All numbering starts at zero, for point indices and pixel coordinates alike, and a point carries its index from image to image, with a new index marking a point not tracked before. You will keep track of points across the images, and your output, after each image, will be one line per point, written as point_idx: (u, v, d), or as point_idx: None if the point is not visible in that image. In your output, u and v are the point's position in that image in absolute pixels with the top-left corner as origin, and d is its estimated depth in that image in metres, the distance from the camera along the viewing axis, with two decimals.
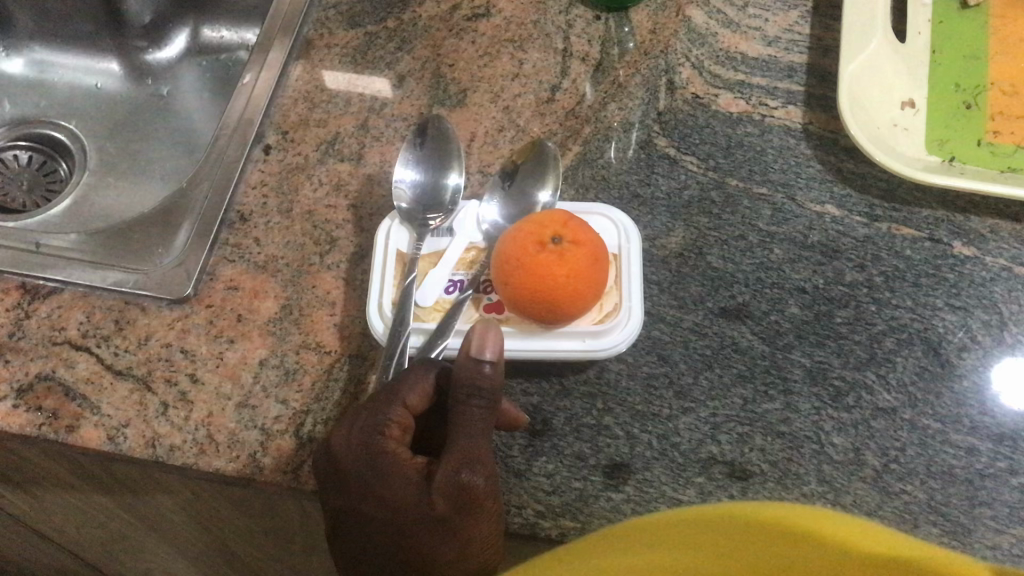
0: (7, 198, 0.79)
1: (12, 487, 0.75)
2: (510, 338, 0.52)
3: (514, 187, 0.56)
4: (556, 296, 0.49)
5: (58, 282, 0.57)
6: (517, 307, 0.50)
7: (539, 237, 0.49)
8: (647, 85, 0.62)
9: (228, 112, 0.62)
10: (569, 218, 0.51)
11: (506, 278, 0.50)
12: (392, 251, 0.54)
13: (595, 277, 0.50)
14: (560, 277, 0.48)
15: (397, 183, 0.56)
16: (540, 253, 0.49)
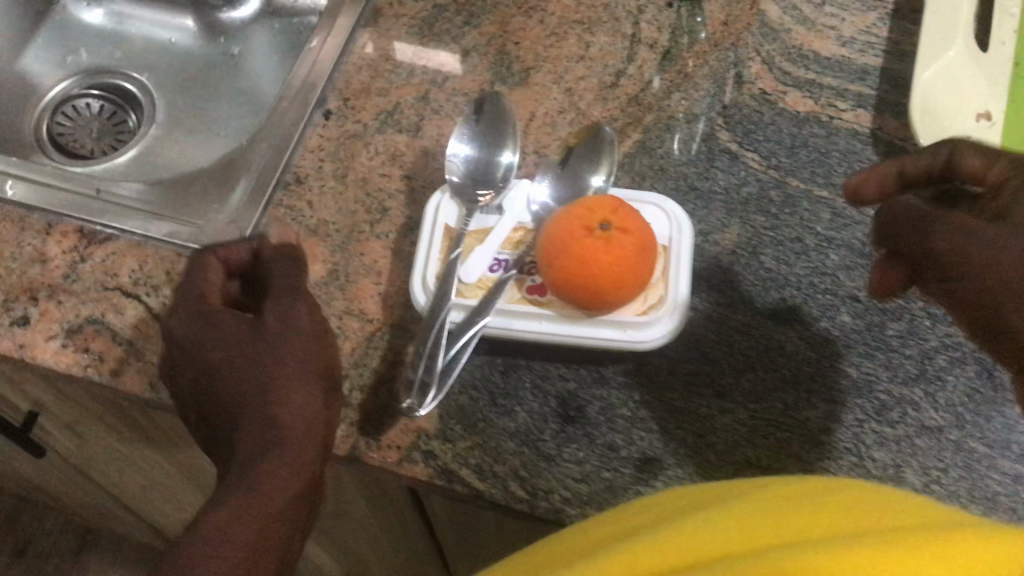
0: (77, 144, 0.84)
1: (60, 426, 0.77)
2: (551, 321, 0.51)
3: (567, 171, 0.56)
4: (599, 284, 0.48)
5: (114, 230, 0.58)
6: (561, 292, 0.50)
7: (587, 223, 0.49)
8: (714, 78, 0.61)
9: (292, 75, 0.62)
10: (619, 205, 0.50)
11: (550, 262, 0.49)
12: (440, 225, 0.54)
13: (643, 267, 0.49)
14: (605, 265, 0.48)
15: (451, 156, 0.55)
16: (587, 238, 0.48)
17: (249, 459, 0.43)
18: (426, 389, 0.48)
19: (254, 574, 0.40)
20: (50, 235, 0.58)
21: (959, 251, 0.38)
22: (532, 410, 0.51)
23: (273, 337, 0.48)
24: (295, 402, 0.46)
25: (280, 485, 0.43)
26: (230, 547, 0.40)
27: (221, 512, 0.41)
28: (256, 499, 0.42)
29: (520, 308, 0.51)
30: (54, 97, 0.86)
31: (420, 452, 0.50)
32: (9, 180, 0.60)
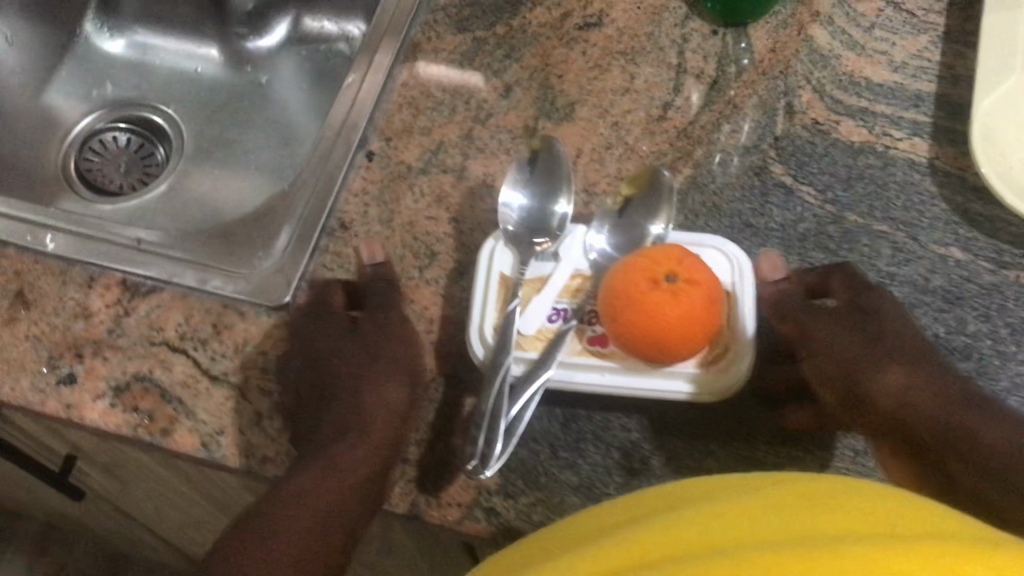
0: (105, 179, 0.83)
1: (98, 469, 0.76)
2: (612, 372, 0.51)
3: (624, 219, 0.55)
4: (667, 338, 0.48)
5: (159, 281, 0.57)
6: (626, 343, 0.49)
7: (653, 274, 0.48)
8: (764, 108, 0.60)
9: (331, 116, 0.61)
10: (685, 256, 0.50)
11: (615, 315, 0.49)
12: (495, 275, 0.53)
13: (709, 318, 0.49)
14: (674, 318, 0.47)
15: (505, 205, 0.55)
16: (653, 290, 0.48)
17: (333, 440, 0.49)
18: (489, 449, 0.47)
19: (320, 540, 0.46)
20: (93, 288, 0.57)
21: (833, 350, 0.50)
22: (594, 462, 0.51)
23: (373, 336, 0.52)
24: (385, 400, 0.50)
25: (358, 463, 0.48)
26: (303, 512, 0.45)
27: (302, 482, 0.46)
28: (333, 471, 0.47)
29: (581, 360, 0.51)
30: (80, 132, 0.85)
31: (481, 508, 0.50)
32: (48, 232, 0.59)
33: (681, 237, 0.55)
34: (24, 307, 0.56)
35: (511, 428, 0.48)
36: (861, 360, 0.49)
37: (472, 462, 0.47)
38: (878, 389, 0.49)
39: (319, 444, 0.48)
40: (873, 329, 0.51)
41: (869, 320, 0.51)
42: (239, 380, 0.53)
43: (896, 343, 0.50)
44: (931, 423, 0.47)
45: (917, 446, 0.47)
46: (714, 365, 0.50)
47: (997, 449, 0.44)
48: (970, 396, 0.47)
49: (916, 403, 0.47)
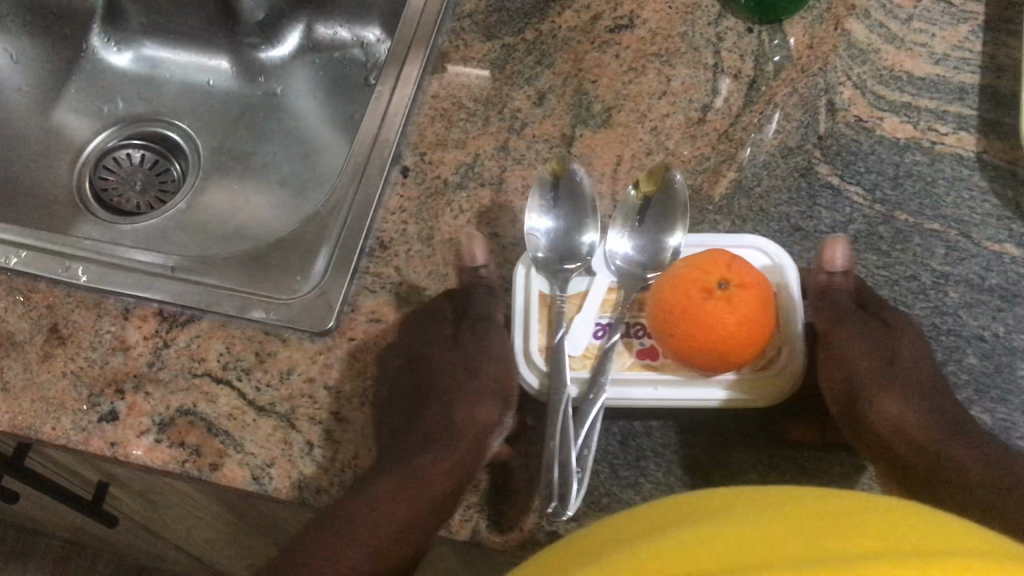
0: (121, 198, 0.81)
1: (132, 495, 0.75)
2: (665, 385, 0.49)
3: (645, 222, 0.53)
4: (727, 348, 0.46)
5: (197, 310, 0.56)
6: (680, 354, 0.47)
7: (704, 283, 0.46)
8: (806, 106, 0.58)
9: (362, 132, 0.60)
10: (732, 260, 0.47)
11: (670, 330, 0.47)
12: (535, 294, 0.53)
13: (764, 323, 0.47)
14: (733, 327, 0.45)
15: (531, 231, 0.53)
16: (706, 300, 0.45)
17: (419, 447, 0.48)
18: (564, 490, 0.46)
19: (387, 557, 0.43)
20: (129, 319, 0.56)
21: (834, 357, 0.48)
22: (656, 481, 0.50)
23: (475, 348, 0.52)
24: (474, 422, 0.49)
25: (442, 474, 0.47)
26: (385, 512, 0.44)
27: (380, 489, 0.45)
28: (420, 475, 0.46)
29: (634, 375, 0.50)
30: (93, 151, 0.83)
31: (545, 533, 0.48)
32: (79, 264, 0.58)
33: (710, 238, 0.53)
34: (61, 343, 0.55)
35: (581, 461, 0.47)
36: (872, 375, 0.47)
37: (551, 504, 0.45)
38: (886, 408, 0.46)
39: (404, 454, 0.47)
40: (888, 348, 0.48)
41: (890, 337, 0.49)
42: (286, 409, 0.52)
43: (910, 365, 0.48)
44: (915, 447, 0.44)
45: (902, 472, 0.45)
46: (765, 369, 0.49)
47: (976, 480, 0.42)
48: (962, 425, 0.45)
49: (922, 429, 0.45)
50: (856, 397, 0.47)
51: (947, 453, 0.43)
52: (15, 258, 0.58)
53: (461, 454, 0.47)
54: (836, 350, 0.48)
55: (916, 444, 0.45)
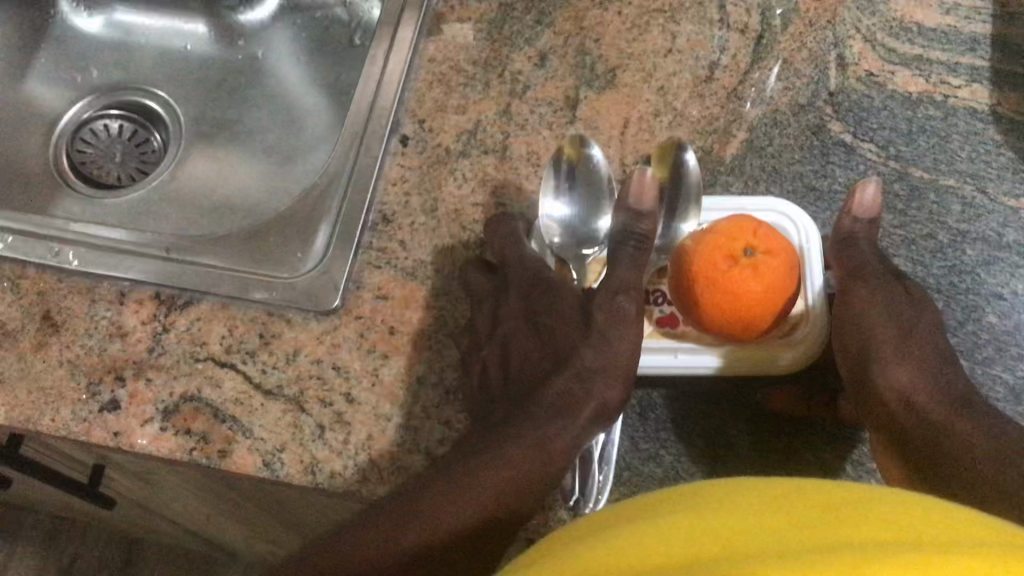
0: (101, 171, 0.78)
1: (131, 477, 0.73)
2: (685, 353, 0.49)
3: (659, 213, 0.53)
4: (750, 317, 0.45)
5: (196, 292, 0.54)
6: (704, 323, 0.47)
7: (730, 250, 0.45)
8: (814, 61, 0.57)
9: (358, 101, 0.58)
10: (759, 225, 0.46)
11: (693, 299, 0.46)
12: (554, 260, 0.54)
13: (789, 290, 0.46)
14: (755, 296, 0.45)
15: (545, 217, 0.53)
16: (733, 269, 0.44)
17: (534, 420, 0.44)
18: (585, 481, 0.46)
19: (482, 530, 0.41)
20: (125, 304, 0.54)
21: (850, 324, 0.48)
22: (678, 453, 0.50)
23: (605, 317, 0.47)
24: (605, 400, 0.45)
25: (560, 452, 0.43)
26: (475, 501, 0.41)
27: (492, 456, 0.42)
28: (533, 458, 0.42)
29: (654, 343, 0.50)
30: (68, 123, 0.80)
31: None
32: (69, 247, 0.56)
33: (727, 202, 0.53)
34: (55, 331, 0.53)
35: (604, 448, 0.48)
36: (891, 342, 0.46)
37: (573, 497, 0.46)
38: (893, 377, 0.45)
39: (531, 422, 0.43)
40: (908, 318, 0.48)
41: (909, 306, 0.48)
42: (296, 392, 0.51)
43: (926, 337, 0.47)
44: (921, 418, 0.43)
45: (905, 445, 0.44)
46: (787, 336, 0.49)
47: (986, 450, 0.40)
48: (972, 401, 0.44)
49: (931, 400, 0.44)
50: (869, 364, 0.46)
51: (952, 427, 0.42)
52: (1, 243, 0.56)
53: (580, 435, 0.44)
54: (852, 318, 0.48)
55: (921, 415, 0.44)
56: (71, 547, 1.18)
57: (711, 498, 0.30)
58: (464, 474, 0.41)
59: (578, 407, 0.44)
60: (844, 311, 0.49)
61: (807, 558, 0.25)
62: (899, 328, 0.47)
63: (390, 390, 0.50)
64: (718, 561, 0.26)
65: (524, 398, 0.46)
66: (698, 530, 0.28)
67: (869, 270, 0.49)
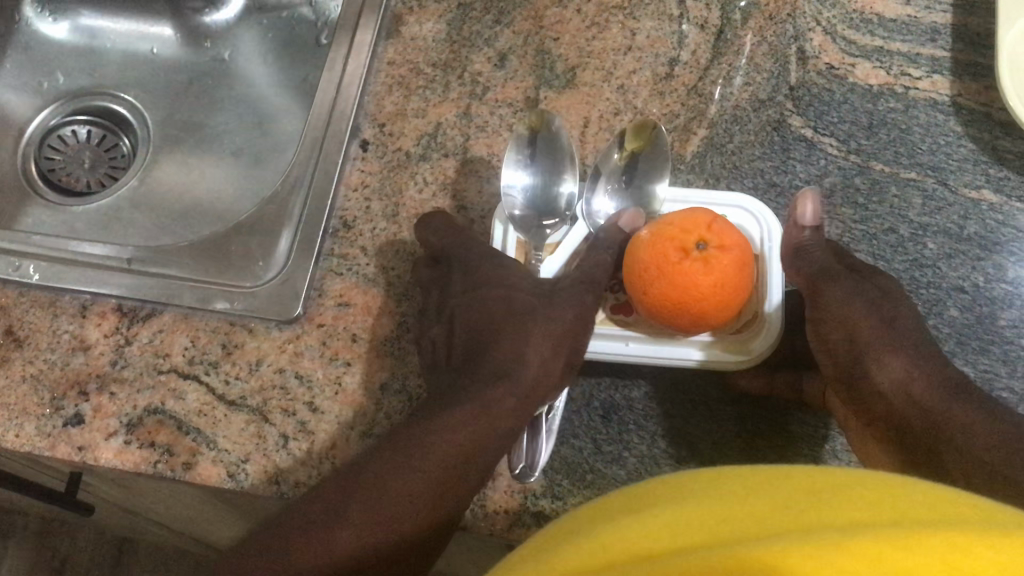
0: (70, 177, 0.78)
1: (110, 483, 0.73)
2: (636, 343, 0.50)
3: (631, 183, 0.53)
4: (701, 307, 0.45)
5: (158, 303, 0.54)
6: (655, 314, 0.47)
7: (682, 242, 0.45)
8: (775, 56, 0.56)
9: (317, 106, 0.58)
10: (714, 220, 0.46)
11: (645, 289, 0.46)
12: (511, 240, 0.53)
13: (741, 287, 0.46)
14: (706, 287, 0.44)
15: (508, 188, 0.52)
16: (683, 261, 0.44)
17: (482, 383, 0.44)
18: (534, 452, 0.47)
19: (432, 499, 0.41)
20: (88, 317, 0.54)
21: (834, 321, 0.47)
22: (642, 454, 0.49)
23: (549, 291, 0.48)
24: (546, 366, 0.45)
25: (504, 416, 0.43)
26: (424, 472, 0.41)
27: (444, 423, 0.42)
28: (477, 420, 0.42)
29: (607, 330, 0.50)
30: (36, 130, 0.79)
31: (531, 514, 0.47)
32: (30, 261, 0.56)
33: (695, 196, 0.53)
34: (18, 346, 0.53)
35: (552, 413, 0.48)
36: (871, 332, 0.46)
37: (520, 465, 0.47)
38: (886, 371, 0.45)
39: (474, 385, 0.44)
40: (887, 306, 0.47)
41: (887, 296, 0.48)
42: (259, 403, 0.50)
43: (912, 325, 0.47)
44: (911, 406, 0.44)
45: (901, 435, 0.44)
46: (741, 331, 0.50)
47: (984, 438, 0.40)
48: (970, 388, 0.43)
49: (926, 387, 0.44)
50: (858, 359, 0.46)
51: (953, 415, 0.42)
52: None
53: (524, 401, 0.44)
54: (834, 314, 0.47)
55: (919, 405, 0.43)
56: (62, 547, 1.19)
57: (691, 495, 0.30)
58: (420, 436, 0.42)
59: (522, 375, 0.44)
60: (817, 304, 0.48)
61: (794, 543, 0.25)
62: (880, 317, 0.47)
63: (353, 398, 0.50)
64: (708, 548, 0.26)
65: (474, 364, 0.45)
66: (687, 519, 0.28)
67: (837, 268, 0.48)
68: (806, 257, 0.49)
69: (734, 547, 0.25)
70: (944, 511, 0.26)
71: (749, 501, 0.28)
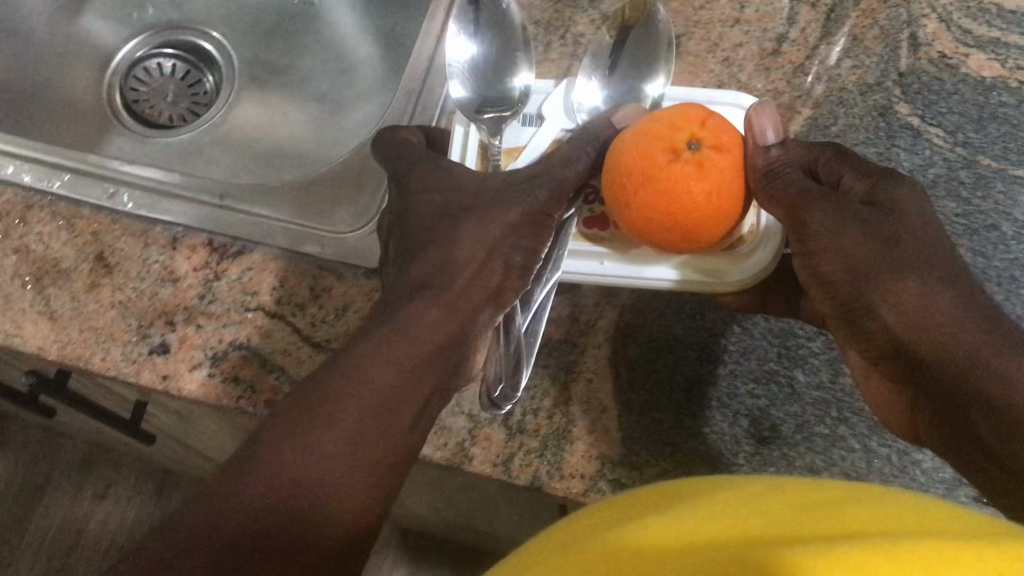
0: (153, 110, 0.78)
1: (171, 414, 0.73)
2: (612, 261, 0.50)
3: (617, 70, 0.54)
4: (691, 218, 0.43)
5: (249, 241, 0.54)
6: (638, 225, 0.45)
7: (671, 142, 0.43)
8: (886, 40, 0.55)
9: (417, 57, 0.59)
10: (707, 116, 0.44)
11: (631, 200, 0.44)
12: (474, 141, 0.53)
13: (731, 195, 0.44)
14: (698, 194, 0.43)
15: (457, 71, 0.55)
16: (672, 164, 0.42)
17: (409, 304, 0.42)
18: (517, 373, 0.48)
19: (375, 430, 0.39)
20: (178, 250, 0.54)
21: (830, 254, 0.42)
22: (721, 432, 0.48)
23: (489, 191, 0.46)
24: (470, 260, 0.44)
25: (428, 329, 0.42)
26: (352, 405, 0.39)
27: (364, 350, 0.41)
28: (394, 338, 0.41)
29: (581, 247, 0.51)
30: (122, 61, 0.80)
31: (607, 481, 0.47)
32: (124, 190, 0.57)
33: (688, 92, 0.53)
34: (108, 272, 0.54)
35: (529, 337, 0.49)
36: (874, 262, 0.41)
37: (498, 391, 0.48)
38: (892, 310, 0.40)
39: (397, 305, 0.43)
40: (888, 226, 0.42)
41: (885, 216, 0.42)
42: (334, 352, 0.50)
43: (919, 249, 0.41)
44: (925, 340, 0.39)
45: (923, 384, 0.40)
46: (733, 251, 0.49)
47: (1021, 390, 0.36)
48: (996, 317, 0.39)
49: (941, 326, 0.39)
50: (862, 295, 0.42)
51: (978, 362, 0.37)
52: (58, 181, 0.57)
53: (450, 307, 0.43)
54: (830, 248, 0.42)
55: (932, 337, 0.39)
56: (107, 475, 1.20)
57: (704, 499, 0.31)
58: (343, 366, 0.40)
59: (451, 276, 0.43)
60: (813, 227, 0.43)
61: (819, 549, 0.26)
62: (879, 245, 0.41)
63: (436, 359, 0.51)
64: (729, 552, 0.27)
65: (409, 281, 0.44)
66: (703, 519, 0.29)
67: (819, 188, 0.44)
68: (780, 181, 0.45)
69: (760, 550, 0.26)
70: (931, 524, 0.27)
71: (750, 518, 0.29)
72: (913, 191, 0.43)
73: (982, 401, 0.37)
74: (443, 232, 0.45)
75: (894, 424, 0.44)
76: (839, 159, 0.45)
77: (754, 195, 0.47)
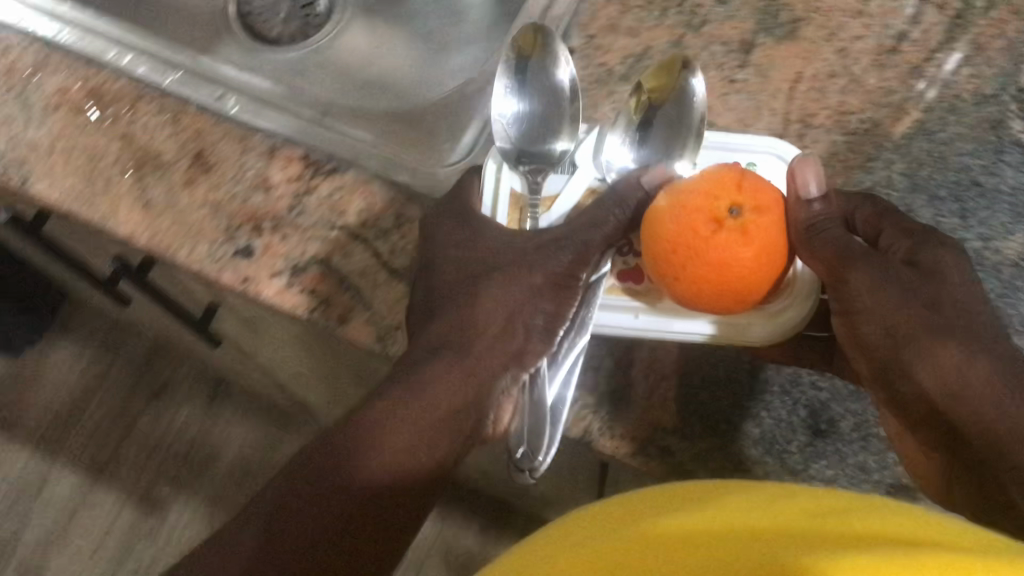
0: (264, 24, 0.79)
1: (238, 323, 0.75)
2: (646, 314, 0.48)
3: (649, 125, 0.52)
4: (738, 287, 0.43)
5: (344, 161, 0.56)
6: (688, 297, 0.45)
7: (714, 212, 0.43)
8: (1011, 53, 0.54)
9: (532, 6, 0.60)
10: (743, 176, 0.45)
11: (677, 273, 0.44)
12: (506, 191, 0.52)
13: (777, 257, 0.44)
14: (746, 261, 0.43)
15: (498, 120, 0.53)
16: (718, 234, 0.43)
17: (429, 363, 0.47)
18: (534, 441, 0.46)
19: (405, 478, 0.45)
20: (275, 159, 0.56)
21: (868, 314, 0.45)
22: (778, 418, 0.48)
23: (516, 251, 0.49)
24: (487, 322, 0.49)
25: (448, 391, 0.47)
26: (381, 453, 0.44)
27: (390, 406, 0.46)
28: (409, 397, 0.46)
29: (613, 302, 0.49)
30: None
31: (656, 447, 0.48)
32: (231, 95, 0.58)
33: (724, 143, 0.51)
34: (205, 171, 0.55)
35: (554, 406, 0.47)
36: (912, 327, 0.44)
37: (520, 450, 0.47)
38: (928, 374, 0.43)
39: (416, 361, 0.47)
40: (924, 293, 0.45)
41: (926, 280, 0.45)
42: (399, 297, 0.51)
43: (955, 312, 0.44)
44: (957, 405, 0.42)
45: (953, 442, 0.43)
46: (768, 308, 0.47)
47: None
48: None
49: (978, 395, 0.42)
50: (899, 359, 0.44)
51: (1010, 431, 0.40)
52: (171, 77, 0.59)
53: (466, 369, 0.47)
54: (869, 310, 0.45)
55: (963, 398, 0.42)
56: (165, 374, 1.24)
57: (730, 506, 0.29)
58: (371, 418, 0.45)
59: (469, 335, 0.48)
60: (852, 281, 0.45)
61: None
62: (920, 308, 0.45)
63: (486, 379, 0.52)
64: None
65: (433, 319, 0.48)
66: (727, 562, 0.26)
67: (856, 248, 0.46)
68: (820, 238, 0.46)
69: None
70: (946, 541, 0.26)
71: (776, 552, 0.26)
72: (956, 254, 0.46)
73: (1008, 463, 0.40)
74: (465, 292, 0.49)
75: (929, 493, 0.45)
76: (874, 209, 0.48)
77: (796, 249, 0.47)
